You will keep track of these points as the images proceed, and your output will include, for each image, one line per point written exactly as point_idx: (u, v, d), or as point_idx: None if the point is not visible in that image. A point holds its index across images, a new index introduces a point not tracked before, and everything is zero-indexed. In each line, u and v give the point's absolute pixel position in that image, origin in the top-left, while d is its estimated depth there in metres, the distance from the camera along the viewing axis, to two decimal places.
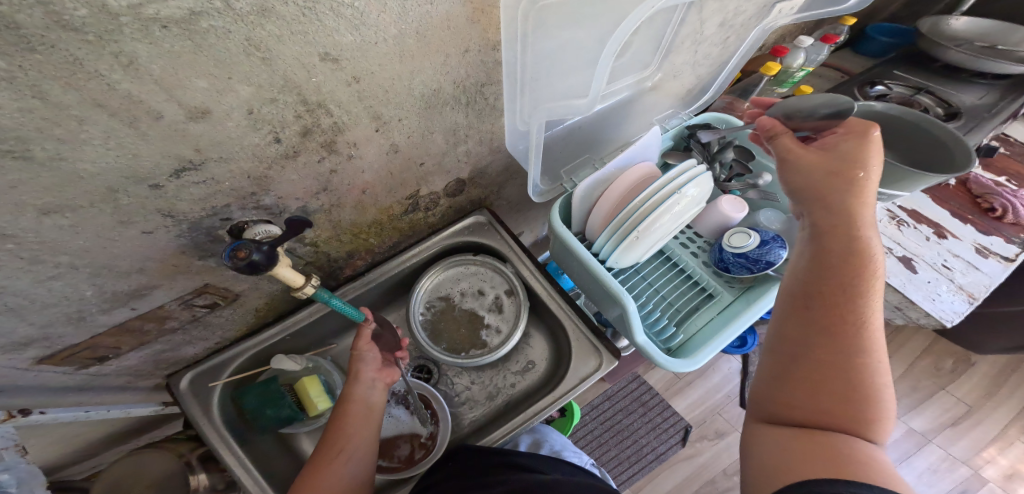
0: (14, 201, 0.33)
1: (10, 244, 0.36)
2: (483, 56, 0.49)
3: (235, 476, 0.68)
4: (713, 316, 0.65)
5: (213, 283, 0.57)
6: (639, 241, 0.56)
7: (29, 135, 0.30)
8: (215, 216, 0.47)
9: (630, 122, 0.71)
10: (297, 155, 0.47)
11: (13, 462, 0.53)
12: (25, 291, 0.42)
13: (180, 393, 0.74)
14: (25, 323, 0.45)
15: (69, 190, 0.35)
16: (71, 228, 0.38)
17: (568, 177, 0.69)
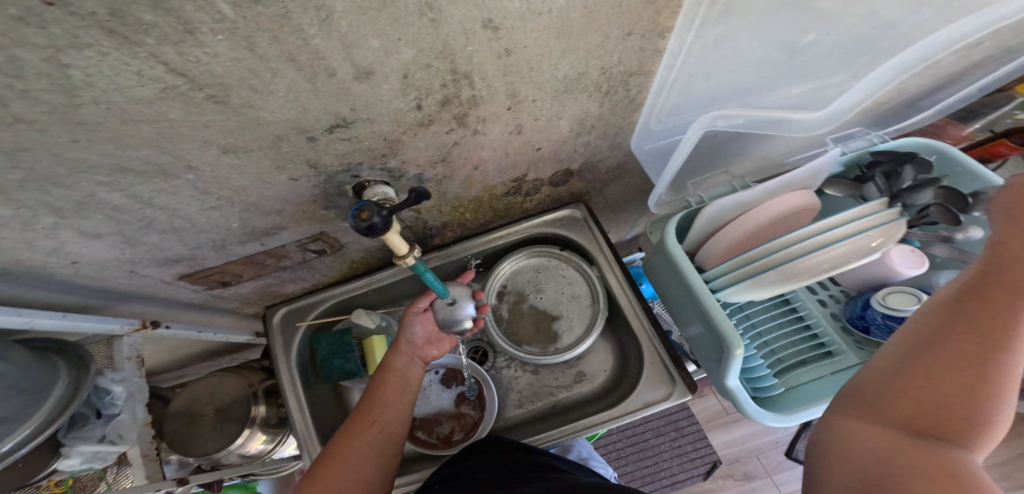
0: (203, 139, 0.34)
1: (192, 176, 0.38)
2: (645, 42, 0.42)
3: (292, 417, 0.76)
4: (825, 375, 0.57)
5: (328, 231, 0.59)
6: (772, 281, 0.48)
7: (232, 83, 0.31)
8: (347, 172, 0.49)
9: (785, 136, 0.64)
10: (430, 124, 0.47)
11: (131, 373, 0.58)
12: (190, 216, 0.43)
13: (271, 326, 0.81)
14: (181, 242, 0.47)
15: (246, 134, 0.36)
16: (240, 168, 0.40)
17: (693, 189, 0.66)
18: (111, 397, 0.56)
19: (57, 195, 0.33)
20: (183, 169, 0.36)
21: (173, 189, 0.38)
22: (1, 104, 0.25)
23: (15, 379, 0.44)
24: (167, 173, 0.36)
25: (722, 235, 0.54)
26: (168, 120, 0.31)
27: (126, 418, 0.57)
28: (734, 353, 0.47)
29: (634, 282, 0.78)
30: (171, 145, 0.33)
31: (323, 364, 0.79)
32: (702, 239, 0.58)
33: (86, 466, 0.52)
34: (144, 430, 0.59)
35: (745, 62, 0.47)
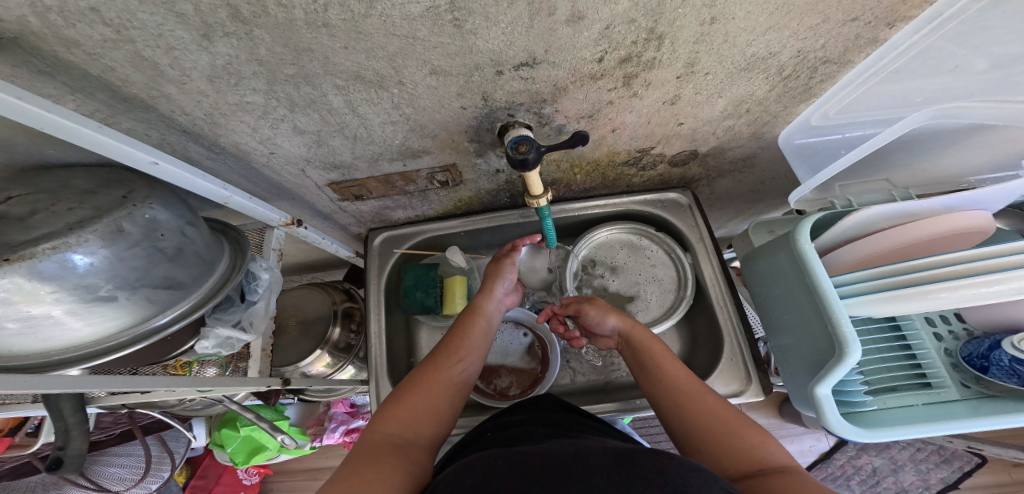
0: (424, 59, 0.37)
1: (397, 90, 0.41)
2: (863, 30, 0.41)
3: (370, 339, 0.82)
4: (917, 404, 0.57)
5: (458, 164, 0.62)
6: (916, 298, 0.47)
7: (476, 8, 0.33)
8: (506, 110, 0.50)
9: (955, 154, 0.60)
10: (600, 78, 0.47)
11: (273, 263, 0.63)
12: (372, 127, 0.47)
13: (371, 247, 0.86)
14: (352, 150, 0.51)
15: (456, 59, 0.39)
16: (433, 90, 0.42)
17: (839, 193, 0.63)
18: (256, 284, 0.60)
19: (301, 92, 0.38)
20: (394, 83, 0.40)
21: (376, 100, 0.42)
22: (326, 10, 0.30)
23: (199, 249, 0.49)
24: (381, 85, 0.39)
25: (868, 242, 0.54)
26: (413, 36, 0.34)
27: (259, 309, 0.60)
28: (846, 355, 0.49)
29: (729, 278, 0.77)
30: (397, 60, 0.37)
31: (406, 294, 0.85)
32: (834, 244, 0.57)
33: (216, 350, 0.56)
34: (269, 325, 0.62)
35: (952, 66, 0.47)
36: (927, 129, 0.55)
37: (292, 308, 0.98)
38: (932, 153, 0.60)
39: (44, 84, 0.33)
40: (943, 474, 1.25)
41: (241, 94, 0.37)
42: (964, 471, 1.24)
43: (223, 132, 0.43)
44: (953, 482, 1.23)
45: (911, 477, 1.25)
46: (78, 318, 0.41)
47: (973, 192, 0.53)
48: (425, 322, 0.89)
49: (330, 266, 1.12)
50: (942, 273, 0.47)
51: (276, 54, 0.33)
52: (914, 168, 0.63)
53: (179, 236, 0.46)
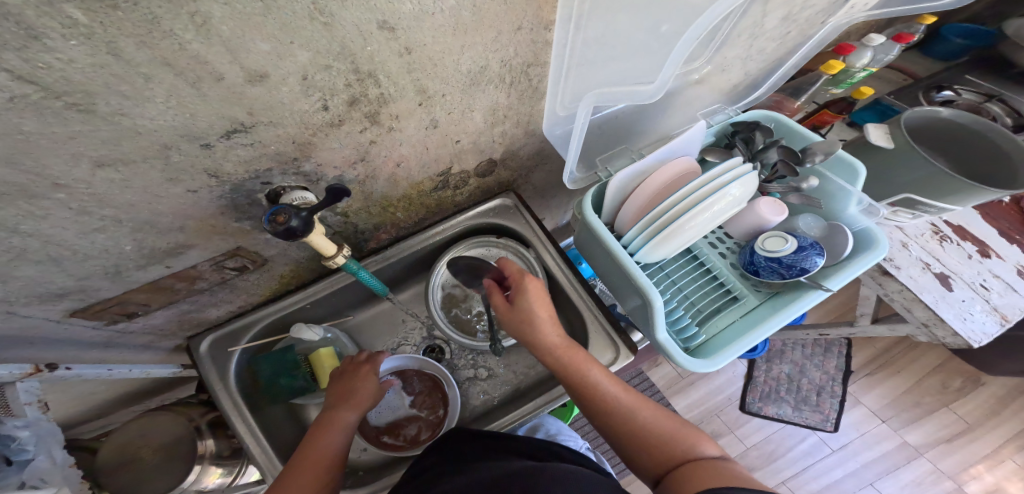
0: (70, 151, 0.33)
1: (62, 194, 0.36)
2: (535, 35, 0.49)
3: (243, 445, 0.69)
4: (736, 319, 0.66)
5: (245, 246, 0.56)
6: (674, 235, 0.55)
7: (97, 87, 0.30)
8: (256, 179, 0.47)
9: (668, 113, 0.70)
10: (341, 123, 0.47)
11: (38, 417, 0.51)
12: (70, 243, 0.41)
13: (199, 356, 0.74)
14: (64, 274, 0.44)
15: (123, 144, 0.35)
16: (122, 183, 0.38)
17: (602, 166, 0.70)
18: (19, 443, 0.49)
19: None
20: (50, 187, 0.35)
21: (41, 212, 0.37)
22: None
23: None
24: (32, 194, 0.35)
25: (632, 201, 0.61)
26: (21, 132, 0.30)
27: (43, 462, 0.52)
28: (652, 304, 0.55)
29: (568, 259, 0.83)
30: (29, 161, 0.32)
31: (267, 386, 0.77)
32: (615, 208, 0.65)
33: None
34: (66, 472, 0.54)
35: (628, 50, 0.51)
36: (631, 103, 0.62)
37: (140, 438, 0.75)
38: (658, 117, 0.70)
39: None
40: (835, 361, 1.50)
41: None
42: (844, 353, 1.49)
43: None
44: (846, 366, 1.48)
45: (818, 373, 1.48)
46: None
47: (671, 144, 0.63)
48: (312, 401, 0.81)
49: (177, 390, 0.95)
50: (681, 209, 0.56)
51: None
52: (649, 131, 0.72)
53: None
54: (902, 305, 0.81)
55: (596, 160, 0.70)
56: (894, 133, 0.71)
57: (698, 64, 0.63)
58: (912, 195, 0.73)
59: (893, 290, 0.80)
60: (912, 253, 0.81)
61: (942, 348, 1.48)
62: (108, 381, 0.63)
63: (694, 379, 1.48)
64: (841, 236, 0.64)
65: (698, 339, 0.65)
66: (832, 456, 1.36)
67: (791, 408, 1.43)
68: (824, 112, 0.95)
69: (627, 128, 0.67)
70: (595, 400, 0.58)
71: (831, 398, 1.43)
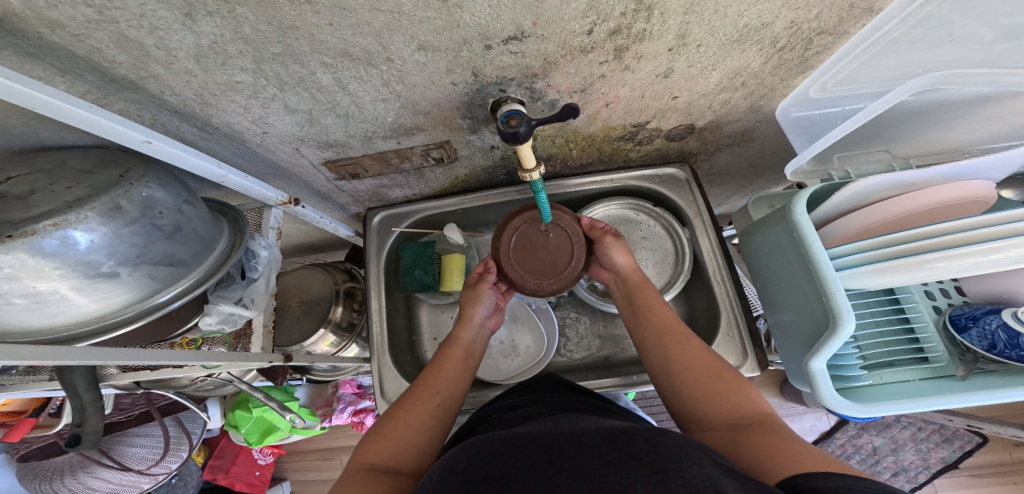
0: (411, 34, 0.37)
1: (385, 66, 0.41)
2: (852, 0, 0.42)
3: (370, 317, 0.84)
4: (912, 379, 0.60)
5: (452, 141, 0.62)
6: (910, 269, 0.47)
7: None
8: (497, 85, 0.50)
9: (960, 123, 0.59)
10: (590, 51, 0.47)
11: (271, 242, 0.64)
12: (363, 106, 0.47)
13: (370, 226, 0.88)
14: (345, 130, 0.51)
15: (444, 34, 0.39)
16: (421, 65, 0.42)
17: (838, 164, 0.63)
18: (257, 261, 0.62)
19: (289, 71, 0.39)
20: (383, 59, 0.40)
21: (365, 78, 0.42)
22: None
23: (198, 228, 0.50)
24: (370, 62, 0.40)
25: (868, 212, 0.54)
26: (401, 11, 0.34)
27: (259, 287, 0.61)
28: (838, 326, 0.50)
29: (726, 252, 0.78)
30: (385, 37, 0.37)
31: (404, 273, 0.87)
32: (832, 215, 0.58)
33: (219, 326, 0.57)
34: (269, 302, 0.64)
35: (940, 39, 0.47)
36: (927, 100, 0.54)
37: (293, 287, 1.01)
38: (933, 126, 0.59)
39: (32, 66, 0.34)
40: (944, 453, 1.29)
41: (228, 74, 0.38)
42: (965, 451, 1.27)
43: (215, 112, 0.43)
44: (955, 461, 1.27)
45: (912, 456, 1.29)
46: (83, 294, 0.42)
47: (967, 163, 0.53)
48: (425, 300, 0.91)
49: (327, 246, 1.13)
50: (940, 243, 0.47)
51: (260, 32, 0.34)
52: (920, 137, 0.62)
53: (176, 213, 0.47)
54: None
55: (833, 157, 0.63)
56: None
57: None
58: None
59: None
60: None
61: None
62: (316, 225, 0.76)
63: None
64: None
65: (857, 382, 0.60)
66: None
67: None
68: None
69: (899, 128, 0.59)
70: (673, 342, 0.61)
71: (907, 482, 1.28)
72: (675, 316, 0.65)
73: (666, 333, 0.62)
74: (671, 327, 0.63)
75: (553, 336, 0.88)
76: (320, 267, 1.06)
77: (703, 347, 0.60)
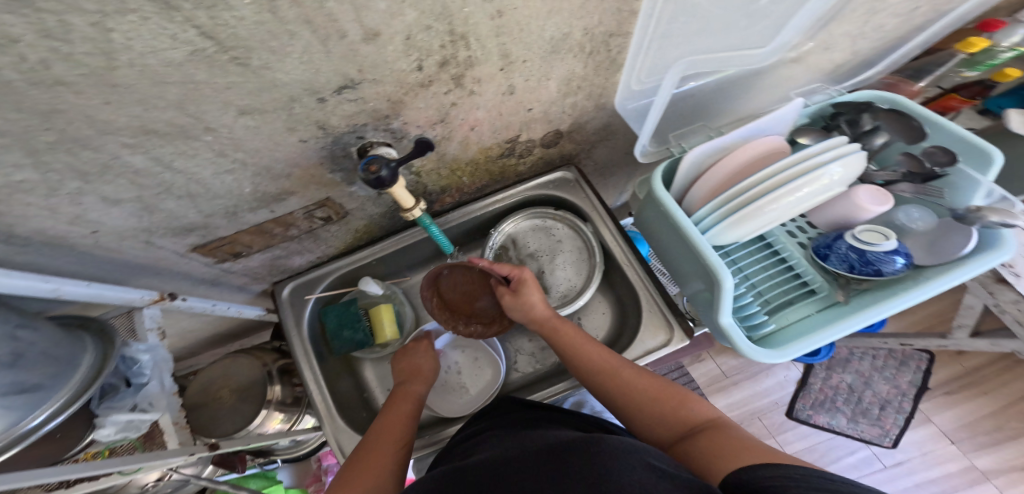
0: (224, 100, 0.38)
1: (210, 137, 0.41)
2: (618, 6, 0.48)
3: (306, 391, 0.77)
4: (812, 312, 0.65)
5: (333, 198, 0.62)
6: (753, 216, 0.55)
7: (254, 45, 0.34)
8: (353, 133, 0.51)
9: (755, 93, 0.72)
10: (430, 85, 0.50)
11: (155, 343, 0.61)
12: (206, 181, 0.47)
13: (281, 300, 0.84)
14: (195, 209, 0.51)
15: (263, 95, 0.39)
16: (254, 129, 0.43)
17: (675, 142, 0.71)
18: (139, 366, 0.58)
19: (84, 158, 0.37)
20: (202, 130, 0.40)
21: (191, 152, 0.42)
22: (45, 67, 0.28)
23: (46, 349, 0.45)
24: (188, 135, 0.40)
25: (710, 176, 0.61)
26: (195, 81, 0.34)
27: (153, 388, 0.59)
28: (721, 282, 0.55)
29: (628, 237, 0.83)
30: (194, 108, 0.37)
31: (333, 337, 0.84)
32: (685, 186, 0.65)
33: (122, 436, 0.53)
34: (172, 400, 0.61)
35: (703, 31, 0.55)
36: (722, 78, 0.65)
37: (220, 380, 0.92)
38: (737, 98, 0.72)
39: None
40: (909, 376, 1.40)
41: (2, 173, 0.34)
42: (921, 369, 1.39)
43: (13, 221, 0.39)
44: (920, 382, 1.38)
45: (885, 386, 1.40)
46: None
47: (760, 122, 0.62)
48: (365, 358, 0.88)
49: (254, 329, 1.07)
50: (767, 188, 0.55)
51: (12, 122, 0.31)
52: (731, 109, 0.74)
53: (9, 341, 0.41)
54: (1014, 318, 0.76)
55: (670, 137, 0.72)
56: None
57: (797, 41, 0.64)
58: None
59: (1005, 299, 0.75)
60: None
61: None
62: (212, 313, 0.76)
63: (738, 379, 1.43)
64: (957, 234, 0.58)
65: (766, 328, 0.65)
66: (883, 471, 1.29)
67: (847, 420, 1.36)
68: (951, 96, 0.86)
69: (715, 103, 0.70)
70: (605, 378, 0.62)
71: (896, 414, 1.34)
72: (600, 345, 0.66)
73: (597, 372, 0.63)
74: (600, 360, 0.64)
75: (501, 360, 0.86)
76: (246, 351, 0.98)
77: (636, 368, 0.62)
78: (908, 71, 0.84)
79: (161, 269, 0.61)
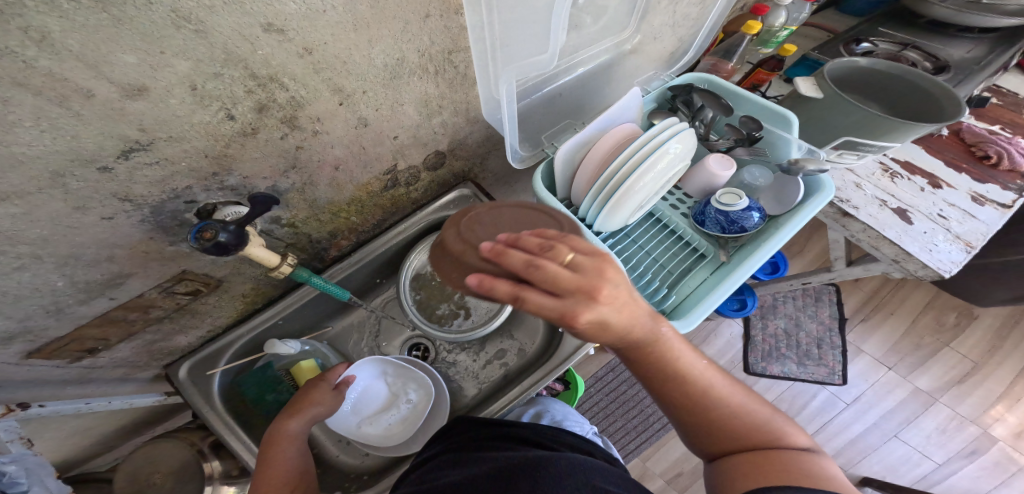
0: None
1: None
2: (448, 21, 0.49)
3: (242, 461, 0.68)
4: (706, 276, 0.66)
5: (191, 270, 0.58)
6: (626, 198, 0.56)
7: None
8: (177, 199, 0.45)
9: (611, 86, 0.72)
10: (256, 132, 0.45)
11: (22, 452, 0.53)
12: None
13: (179, 383, 0.73)
14: (2, 317, 0.46)
15: (14, 174, 0.34)
16: (24, 216, 0.37)
17: (549, 142, 0.70)
18: (10, 477, 0.50)
19: None
20: None
21: None
22: None
23: None
24: None
25: (583, 169, 0.61)
26: None
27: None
28: (612, 265, 0.55)
29: None
30: None
31: None
32: (566, 183, 0.65)
33: None
34: None
35: (538, 34, 0.50)
36: (568, 79, 0.63)
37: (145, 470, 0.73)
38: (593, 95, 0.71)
39: None
40: (828, 311, 1.49)
41: None
42: (834, 301, 1.49)
43: None
44: (839, 314, 1.47)
45: (814, 324, 1.47)
46: None
47: (610, 112, 0.63)
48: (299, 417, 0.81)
49: (168, 414, 0.96)
50: (629, 169, 0.56)
51: None
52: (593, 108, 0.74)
53: None
54: (868, 245, 0.77)
55: (544, 138, 0.70)
56: (821, 83, 0.71)
57: (627, 35, 0.66)
58: (851, 137, 0.71)
59: (857, 230, 0.76)
60: (867, 192, 0.78)
61: (930, 285, 1.50)
62: (91, 412, 0.66)
63: (693, 345, 1.45)
64: (793, 186, 0.65)
65: (669, 300, 0.64)
66: (848, 410, 1.33)
67: (796, 365, 1.40)
68: (758, 70, 0.91)
69: (574, 103, 0.69)
70: (678, 378, 0.46)
71: (833, 349, 1.41)
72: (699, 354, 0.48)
73: (666, 375, 0.46)
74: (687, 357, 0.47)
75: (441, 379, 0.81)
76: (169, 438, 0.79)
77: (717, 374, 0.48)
78: (721, 52, 0.89)
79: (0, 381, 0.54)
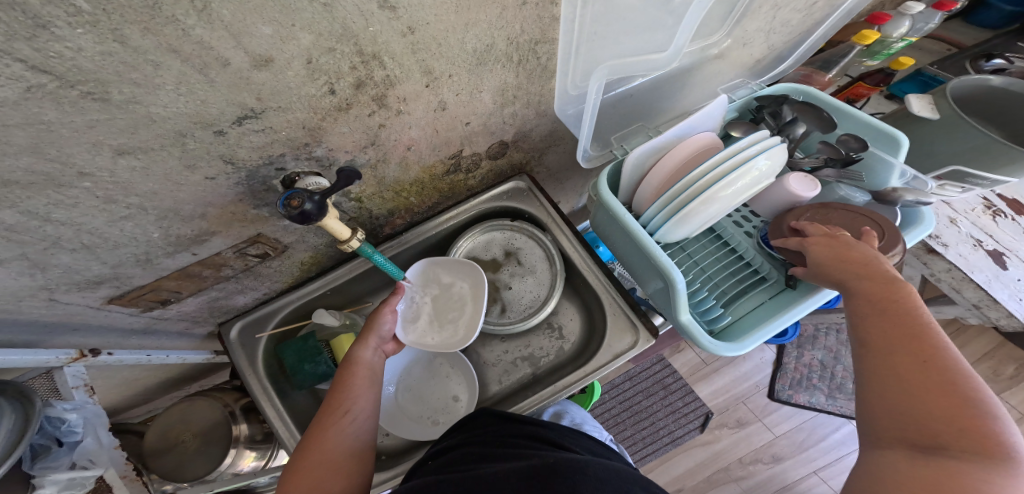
0: (92, 140, 0.35)
1: (88, 183, 0.38)
2: (541, 11, 0.49)
3: (273, 428, 0.72)
4: (763, 301, 0.65)
5: (265, 233, 0.61)
6: (695, 212, 0.55)
7: (108, 77, 0.31)
8: (270, 165, 0.48)
9: (688, 89, 0.72)
10: (349, 108, 0.47)
11: (83, 401, 0.56)
12: (101, 231, 0.45)
13: (230, 342, 0.78)
14: (99, 261, 0.50)
15: (141, 132, 0.36)
16: (142, 169, 0.40)
17: (618, 144, 0.69)
18: (69, 425, 0.54)
19: None
20: (75, 176, 0.37)
21: (71, 201, 0.39)
22: None
23: None
24: (60, 182, 0.37)
25: (652, 177, 0.61)
26: (44, 121, 0.31)
27: (91, 444, 0.56)
28: (671, 279, 0.54)
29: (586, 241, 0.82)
30: (54, 150, 0.34)
31: (295, 372, 0.78)
32: (631, 187, 0.65)
33: None
34: (114, 454, 0.58)
35: (638, 30, 0.51)
36: (647, 81, 0.63)
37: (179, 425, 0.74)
38: (671, 96, 0.71)
39: None
40: None
41: None
42: None
43: None
44: None
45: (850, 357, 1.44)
46: None
47: (690, 120, 0.62)
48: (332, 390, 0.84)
49: (208, 371, 1.01)
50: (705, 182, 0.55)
51: None
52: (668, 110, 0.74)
53: None
54: (951, 286, 0.75)
55: (612, 139, 0.69)
56: (939, 103, 0.68)
57: (716, 39, 0.65)
58: (961, 166, 0.69)
59: (940, 269, 0.74)
60: (962, 229, 0.75)
61: (997, 333, 1.40)
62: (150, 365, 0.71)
63: (719, 365, 1.42)
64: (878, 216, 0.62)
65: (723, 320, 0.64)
66: None
67: (825, 396, 1.37)
68: (859, 84, 0.94)
69: (651, 103, 0.69)
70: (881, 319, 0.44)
71: None
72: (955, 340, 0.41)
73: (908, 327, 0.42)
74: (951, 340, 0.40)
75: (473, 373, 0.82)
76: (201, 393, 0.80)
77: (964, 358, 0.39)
78: (819, 62, 0.90)
79: (78, 323, 0.59)
